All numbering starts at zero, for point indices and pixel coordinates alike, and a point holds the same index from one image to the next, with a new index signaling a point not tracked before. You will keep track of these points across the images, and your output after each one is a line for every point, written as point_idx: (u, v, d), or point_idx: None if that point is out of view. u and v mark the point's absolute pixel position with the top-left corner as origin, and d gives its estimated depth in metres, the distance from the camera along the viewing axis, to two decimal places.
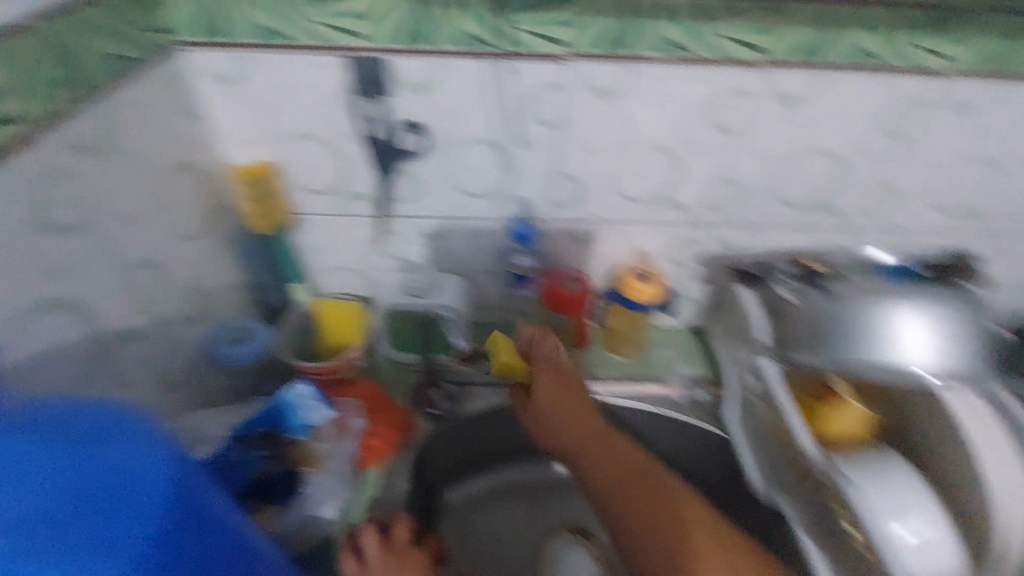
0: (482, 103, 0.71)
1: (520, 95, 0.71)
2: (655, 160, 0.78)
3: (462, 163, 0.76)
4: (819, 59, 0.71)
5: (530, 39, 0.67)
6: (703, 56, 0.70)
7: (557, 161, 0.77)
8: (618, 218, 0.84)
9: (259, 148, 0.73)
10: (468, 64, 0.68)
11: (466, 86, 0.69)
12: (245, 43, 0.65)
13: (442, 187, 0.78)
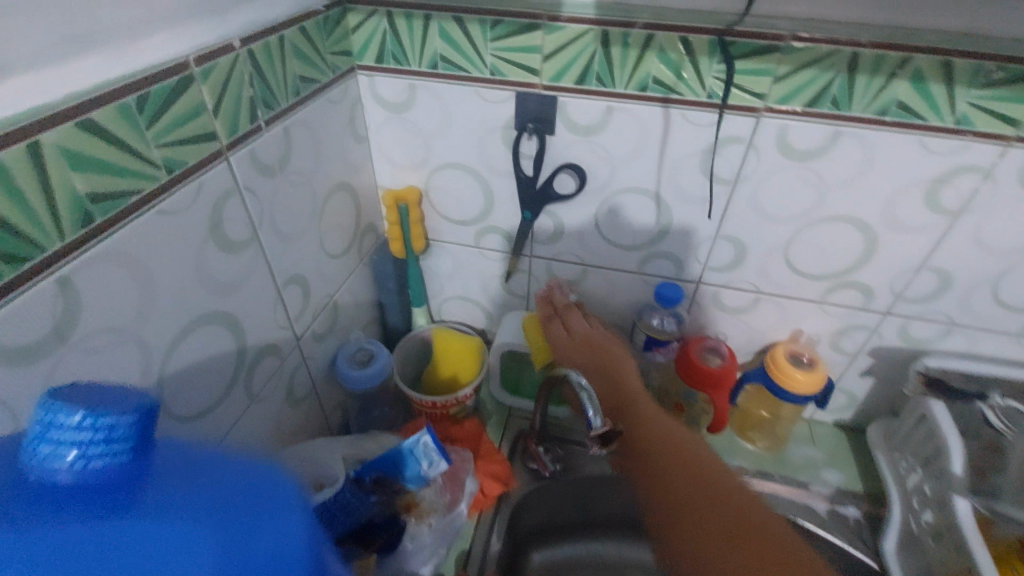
0: (646, 151, 0.64)
1: (693, 147, 0.63)
2: (840, 231, 0.66)
3: (611, 212, 0.70)
4: None
5: (718, 91, 0.59)
6: (936, 124, 0.56)
7: (731, 219, 0.68)
8: (778, 291, 0.73)
9: (410, 172, 0.74)
10: (642, 111, 0.61)
11: (633, 133, 0.63)
12: (417, 76, 0.65)
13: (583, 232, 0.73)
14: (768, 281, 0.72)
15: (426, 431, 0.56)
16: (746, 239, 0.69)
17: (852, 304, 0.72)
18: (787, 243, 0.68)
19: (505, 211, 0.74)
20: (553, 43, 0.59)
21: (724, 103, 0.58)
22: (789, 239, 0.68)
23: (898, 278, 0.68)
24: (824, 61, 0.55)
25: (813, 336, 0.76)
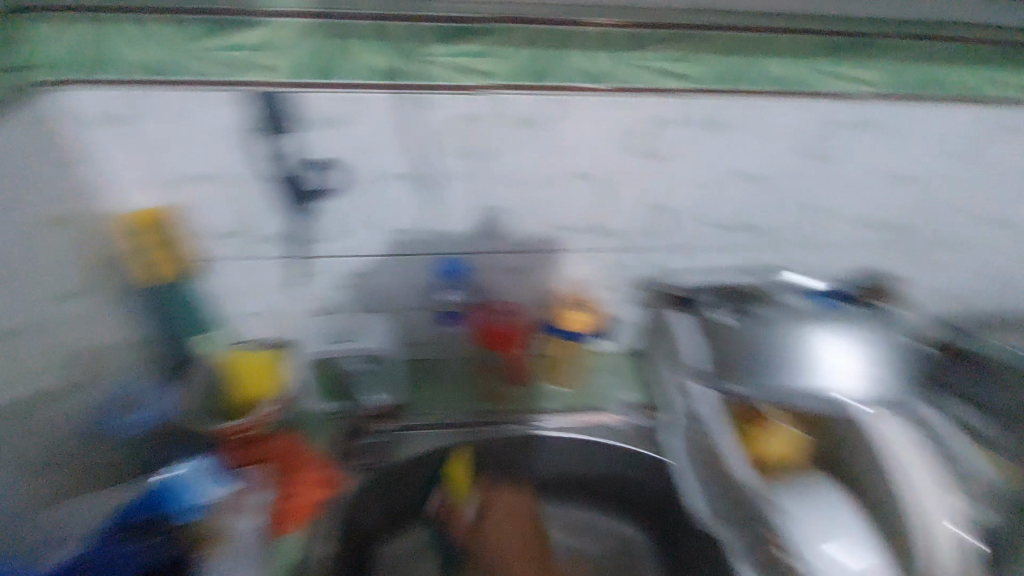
0: (395, 135, 0.67)
1: (438, 126, 0.66)
2: (583, 188, 0.74)
3: (380, 200, 0.72)
4: (750, 88, 0.68)
5: (440, 73, 0.63)
6: (632, 86, 0.66)
7: (479, 186, 0.72)
8: (554, 249, 0.79)
9: (146, 192, 0.68)
10: (384, 99, 0.64)
11: (378, 119, 0.65)
12: (126, 84, 0.60)
13: (359, 224, 0.74)
14: (542, 240, 0.78)
15: (199, 458, 0.63)
16: (511, 205, 0.74)
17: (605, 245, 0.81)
18: (545, 203, 0.75)
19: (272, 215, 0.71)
20: (262, 38, 0.60)
21: (436, 84, 0.64)
22: (546, 199, 0.74)
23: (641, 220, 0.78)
24: (509, 39, 0.63)
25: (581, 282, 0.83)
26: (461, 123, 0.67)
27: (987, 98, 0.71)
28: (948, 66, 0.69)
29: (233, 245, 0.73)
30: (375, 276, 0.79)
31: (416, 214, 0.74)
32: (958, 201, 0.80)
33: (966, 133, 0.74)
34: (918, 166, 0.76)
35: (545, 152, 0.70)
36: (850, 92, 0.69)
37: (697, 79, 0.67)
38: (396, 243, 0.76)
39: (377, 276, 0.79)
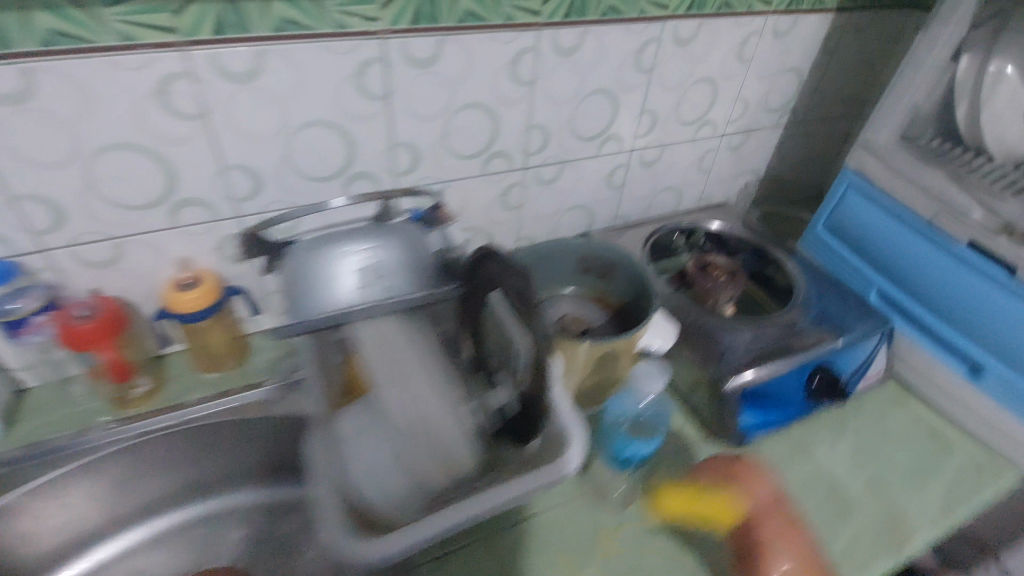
0: (263, 86, 0.62)
1: (308, 69, 0.63)
2: (429, 110, 0.72)
3: (195, 135, 0.62)
4: (467, 11, 0.66)
5: (262, 24, 0.58)
6: (495, 22, 0.68)
7: (305, 98, 0.65)
8: (452, 175, 0.80)
9: None
10: (238, 53, 0.59)
11: (238, 70, 0.60)
12: None
13: (235, 176, 0.67)
14: (442, 169, 0.79)
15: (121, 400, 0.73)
16: (408, 137, 0.73)
17: (462, 144, 0.77)
18: (439, 136, 0.75)
19: (138, 186, 0.64)
20: (24, 14, 0.50)
21: (262, 34, 0.59)
22: (439, 132, 0.75)
23: (526, 140, 0.82)
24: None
25: (449, 192, 0.82)
26: (335, 64, 0.64)
27: (780, 12, 0.86)
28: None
29: (84, 223, 0.63)
30: (201, 208, 0.68)
31: (241, 141, 0.65)
32: (770, 99, 0.98)
33: (768, 46, 0.89)
34: (738, 76, 0.91)
35: (373, 73, 0.66)
36: (534, 19, 0.70)
37: (438, 21, 0.65)
38: (219, 169, 0.66)
39: (202, 207, 0.68)
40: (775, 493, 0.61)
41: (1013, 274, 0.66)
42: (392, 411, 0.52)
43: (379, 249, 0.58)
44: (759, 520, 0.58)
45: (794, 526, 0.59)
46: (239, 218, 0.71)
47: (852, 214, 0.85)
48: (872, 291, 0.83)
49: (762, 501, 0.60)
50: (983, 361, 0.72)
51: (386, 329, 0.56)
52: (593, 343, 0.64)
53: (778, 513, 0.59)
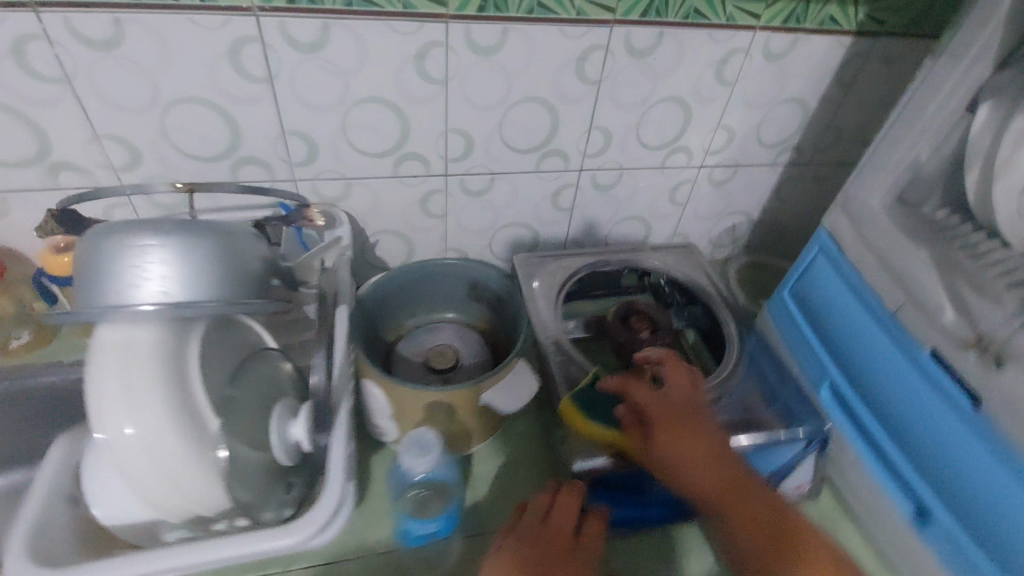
0: (125, 56, 0.58)
1: (175, 43, 0.58)
2: (321, 100, 0.66)
3: (58, 99, 0.60)
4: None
5: None
6: (390, 10, 0.60)
7: (175, 73, 0.61)
8: (358, 173, 0.74)
9: None
10: (91, 19, 0.55)
11: (96, 37, 0.56)
12: None
13: (111, 145, 0.65)
14: (346, 164, 0.73)
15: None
16: (301, 127, 0.68)
17: (365, 141, 0.71)
18: (338, 130, 0.69)
19: (10, 145, 0.63)
20: None
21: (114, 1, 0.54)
22: (338, 125, 0.69)
23: (444, 145, 0.74)
24: None
25: (356, 190, 0.76)
26: (205, 40, 0.59)
27: (775, 28, 0.70)
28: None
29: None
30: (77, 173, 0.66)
31: (110, 110, 0.62)
32: (764, 130, 0.83)
33: (759, 68, 0.74)
34: (719, 100, 0.77)
35: (249, 55, 0.61)
36: (440, 11, 0.61)
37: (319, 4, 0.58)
38: (91, 137, 0.64)
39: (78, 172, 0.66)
40: (679, 392, 0.57)
41: (975, 408, 0.52)
42: (125, 453, 0.44)
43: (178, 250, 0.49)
44: (673, 429, 0.54)
45: (700, 424, 0.55)
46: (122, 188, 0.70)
47: (821, 287, 0.71)
48: (825, 385, 0.69)
49: (668, 402, 0.56)
50: (926, 502, 0.58)
51: (141, 342, 0.46)
52: (429, 391, 0.55)
53: (675, 412, 0.55)
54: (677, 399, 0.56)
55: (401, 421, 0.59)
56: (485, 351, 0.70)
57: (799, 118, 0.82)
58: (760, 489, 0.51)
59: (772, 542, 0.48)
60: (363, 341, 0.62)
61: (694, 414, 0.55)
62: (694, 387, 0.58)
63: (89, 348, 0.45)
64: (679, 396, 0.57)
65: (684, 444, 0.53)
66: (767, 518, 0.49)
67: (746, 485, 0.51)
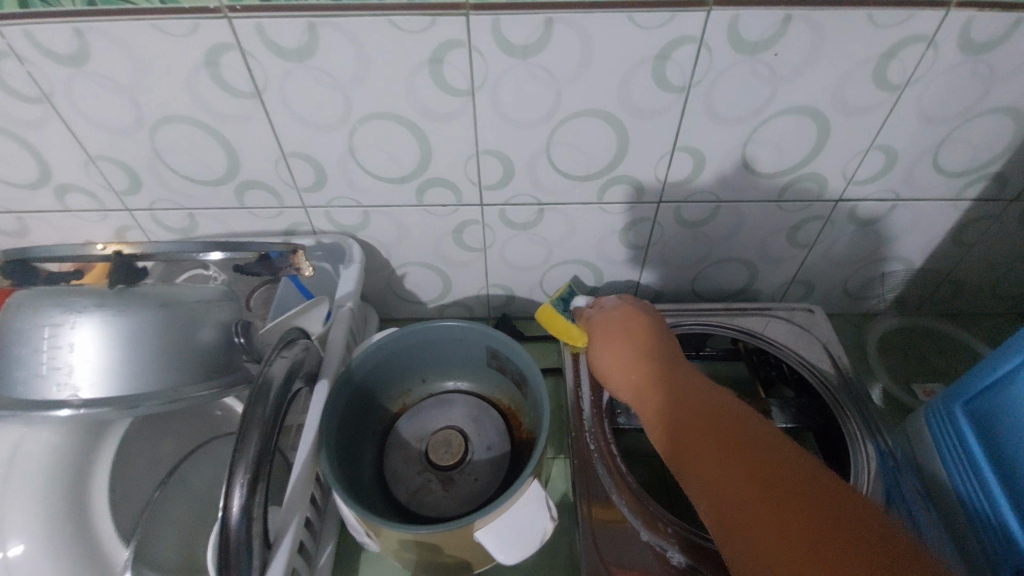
0: (99, 71, 0.50)
1: (145, 55, 0.49)
2: (323, 119, 0.53)
3: (45, 119, 0.54)
4: None
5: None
6: (391, 3, 0.44)
7: (156, 89, 0.51)
8: (376, 201, 0.62)
9: None
10: (50, 31, 0.47)
11: (62, 52, 0.48)
12: None
13: (108, 168, 0.59)
14: (362, 191, 0.61)
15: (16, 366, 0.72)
16: (303, 149, 0.56)
17: (379, 166, 0.58)
18: (346, 152, 0.56)
19: (13, 166, 0.59)
20: None
21: (68, 9, 0.45)
22: (346, 147, 0.56)
23: (477, 170, 0.58)
24: None
25: (374, 220, 0.64)
26: (176, 50, 0.48)
27: (988, 4, 0.44)
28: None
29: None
30: (82, 191, 0.61)
31: (98, 129, 0.55)
32: (945, 154, 0.56)
33: (949, 65, 0.48)
34: (875, 112, 0.52)
35: (231, 68, 0.49)
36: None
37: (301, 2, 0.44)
38: (87, 157, 0.58)
39: (83, 191, 0.61)
40: (625, 313, 0.55)
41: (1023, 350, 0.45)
42: None
43: (103, 330, 0.39)
44: (610, 351, 0.53)
45: (644, 347, 0.52)
46: (130, 211, 0.64)
47: (1018, 416, 0.46)
48: (1009, 565, 0.46)
49: (613, 323, 0.55)
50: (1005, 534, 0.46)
51: (34, 443, 0.37)
52: (405, 531, 0.41)
53: (616, 334, 0.54)
54: (623, 319, 0.55)
55: (378, 547, 0.46)
56: (502, 442, 0.55)
57: (1008, 136, 0.54)
58: (705, 389, 0.46)
59: (706, 446, 0.41)
60: (343, 430, 0.50)
61: (641, 338, 0.52)
62: (652, 318, 0.55)
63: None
64: (624, 316, 0.55)
65: (619, 363, 0.52)
66: (699, 426, 0.43)
67: (684, 396, 0.46)
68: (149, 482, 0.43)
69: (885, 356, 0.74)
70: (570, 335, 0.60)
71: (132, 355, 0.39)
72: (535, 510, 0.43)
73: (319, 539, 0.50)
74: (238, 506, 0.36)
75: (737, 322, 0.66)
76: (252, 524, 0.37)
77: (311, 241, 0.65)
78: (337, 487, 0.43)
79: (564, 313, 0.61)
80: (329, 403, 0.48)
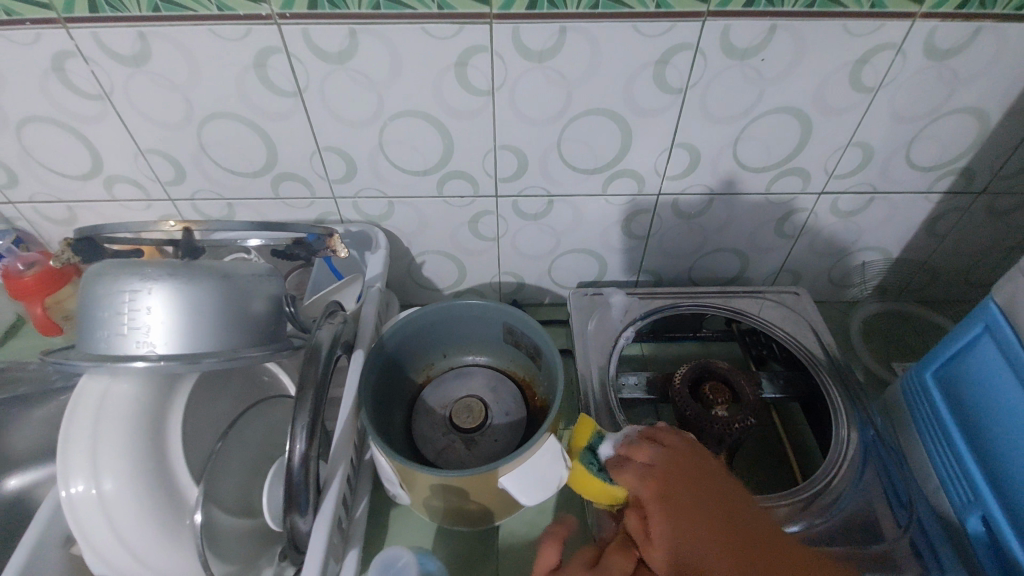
0: (156, 71, 0.55)
1: (201, 57, 0.54)
2: (357, 114, 0.59)
3: (102, 114, 0.59)
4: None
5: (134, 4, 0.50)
6: (424, 12, 0.50)
7: (206, 87, 0.57)
8: (401, 192, 0.67)
9: None
10: (117, 34, 0.52)
11: (126, 53, 0.54)
12: None
13: (156, 161, 0.64)
14: (388, 183, 0.66)
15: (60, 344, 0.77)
16: (336, 143, 0.62)
17: (405, 159, 0.63)
18: (375, 146, 0.62)
19: (68, 158, 0.64)
20: None
21: (136, 14, 0.51)
22: (376, 141, 0.62)
23: (494, 164, 0.64)
24: None
25: (398, 210, 0.70)
26: (228, 52, 0.54)
27: (948, 16, 0.50)
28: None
29: (33, 184, 0.67)
30: (128, 181, 0.67)
31: (150, 124, 0.60)
32: (916, 150, 0.62)
33: (916, 69, 0.55)
34: (853, 112, 0.59)
35: (276, 69, 0.55)
36: (482, 9, 0.50)
37: (343, 10, 0.50)
38: (137, 149, 0.63)
39: (129, 181, 0.67)
40: (679, 461, 0.44)
41: (984, 324, 0.51)
42: (87, 511, 0.40)
43: (174, 296, 0.44)
44: (686, 536, 0.39)
45: (732, 530, 0.39)
46: (172, 200, 0.69)
47: (979, 378, 0.52)
48: (976, 512, 0.51)
49: (680, 474, 0.43)
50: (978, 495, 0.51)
51: (118, 394, 0.42)
52: (436, 475, 0.46)
53: (676, 500, 0.41)
54: (687, 497, 0.41)
55: (411, 496, 0.51)
56: (518, 408, 0.60)
57: (971, 134, 0.61)
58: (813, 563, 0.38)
59: None
60: (377, 394, 0.55)
61: (717, 502, 0.41)
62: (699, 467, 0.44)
63: (72, 397, 0.43)
64: (683, 466, 0.43)
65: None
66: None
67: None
68: (210, 434, 0.48)
69: (869, 338, 0.79)
70: (604, 496, 0.47)
71: (200, 318, 0.44)
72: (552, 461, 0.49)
73: (355, 492, 0.55)
74: (299, 454, 0.42)
75: (731, 304, 0.72)
76: (309, 466, 0.43)
77: (339, 230, 0.70)
78: (376, 439, 0.48)
79: (597, 472, 0.47)
80: (366, 367, 0.53)
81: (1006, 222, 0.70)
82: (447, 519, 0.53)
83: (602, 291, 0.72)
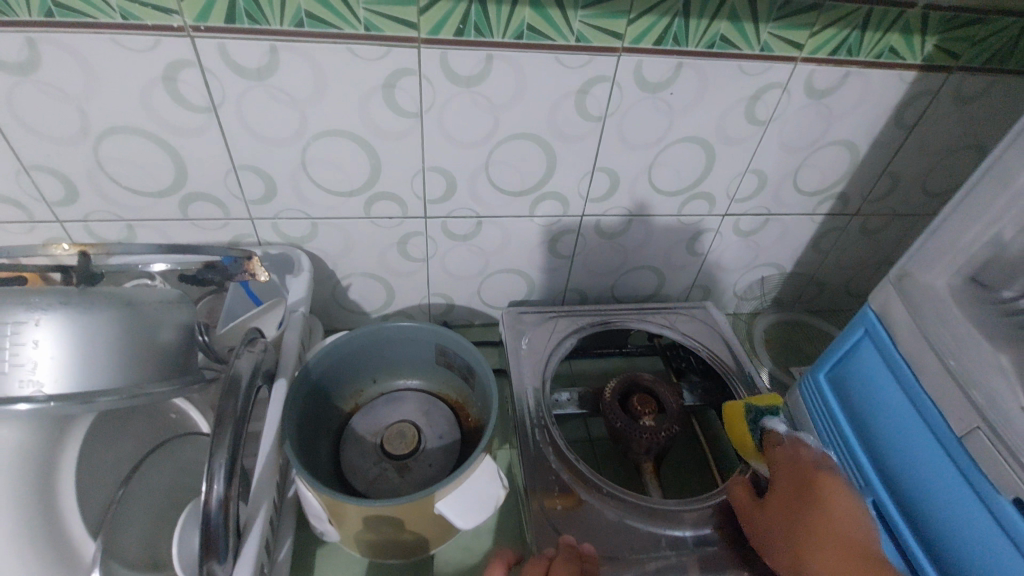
0: (45, 80, 0.50)
1: (100, 67, 0.50)
2: (278, 133, 0.57)
3: None
4: (308, 12, 0.48)
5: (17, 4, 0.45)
6: (350, 33, 0.50)
7: (106, 98, 0.52)
8: (325, 214, 0.65)
9: None
10: None
11: (9, 60, 0.48)
12: None
13: (42, 178, 0.58)
14: (311, 204, 0.64)
15: None
16: (254, 163, 0.59)
17: (330, 179, 0.62)
18: (298, 165, 0.60)
19: None
20: None
21: (19, 16, 0.46)
22: (298, 160, 0.60)
23: (422, 186, 0.64)
24: None
25: (322, 233, 0.67)
26: (133, 64, 0.50)
27: (822, 61, 0.58)
28: (765, 18, 0.54)
29: None
30: (8, 199, 0.59)
31: (35, 136, 0.54)
32: (802, 177, 0.70)
33: (799, 106, 0.62)
34: (749, 143, 0.65)
35: (188, 81, 0.52)
36: (408, 32, 0.51)
37: (264, 24, 0.49)
38: (17, 164, 0.56)
39: (8, 199, 0.59)
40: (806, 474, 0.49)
41: (866, 330, 0.57)
42: None
43: (64, 326, 0.40)
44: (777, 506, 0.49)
45: (801, 526, 0.46)
46: (60, 222, 0.62)
47: (863, 379, 0.58)
48: (868, 495, 0.56)
49: (785, 478, 0.50)
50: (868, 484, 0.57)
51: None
52: (368, 506, 0.44)
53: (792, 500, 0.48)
54: (786, 494, 0.49)
55: (341, 531, 0.49)
56: (451, 431, 0.60)
57: (845, 163, 0.69)
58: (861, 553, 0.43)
59: None
60: (302, 426, 0.52)
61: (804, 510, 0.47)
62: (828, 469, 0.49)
63: None
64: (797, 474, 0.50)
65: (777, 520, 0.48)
66: None
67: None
68: (107, 481, 0.43)
69: (772, 347, 0.87)
70: (745, 443, 0.58)
71: (95, 350, 0.40)
72: (490, 481, 0.49)
73: (278, 534, 0.51)
74: (218, 496, 0.39)
75: (651, 315, 0.76)
76: (229, 507, 0.40)
77: (257, 252, 0.67)
78: (300, 471, 0.46)
79: (751, 427, 0.58)
80: (289, 398, 0.50)
81: (877, 239, 0.81)
82: (383, 551, 0.51)
83: (529, 309, 0.74)
